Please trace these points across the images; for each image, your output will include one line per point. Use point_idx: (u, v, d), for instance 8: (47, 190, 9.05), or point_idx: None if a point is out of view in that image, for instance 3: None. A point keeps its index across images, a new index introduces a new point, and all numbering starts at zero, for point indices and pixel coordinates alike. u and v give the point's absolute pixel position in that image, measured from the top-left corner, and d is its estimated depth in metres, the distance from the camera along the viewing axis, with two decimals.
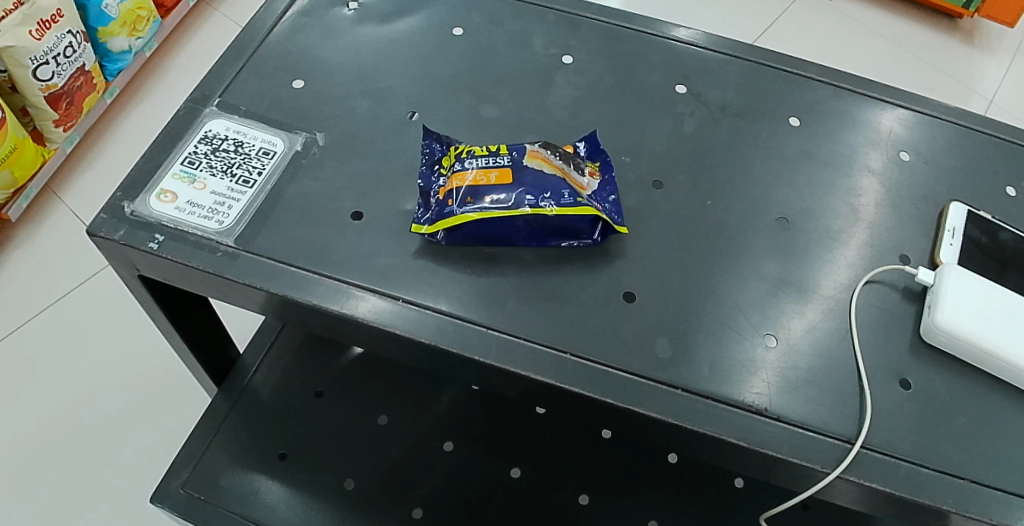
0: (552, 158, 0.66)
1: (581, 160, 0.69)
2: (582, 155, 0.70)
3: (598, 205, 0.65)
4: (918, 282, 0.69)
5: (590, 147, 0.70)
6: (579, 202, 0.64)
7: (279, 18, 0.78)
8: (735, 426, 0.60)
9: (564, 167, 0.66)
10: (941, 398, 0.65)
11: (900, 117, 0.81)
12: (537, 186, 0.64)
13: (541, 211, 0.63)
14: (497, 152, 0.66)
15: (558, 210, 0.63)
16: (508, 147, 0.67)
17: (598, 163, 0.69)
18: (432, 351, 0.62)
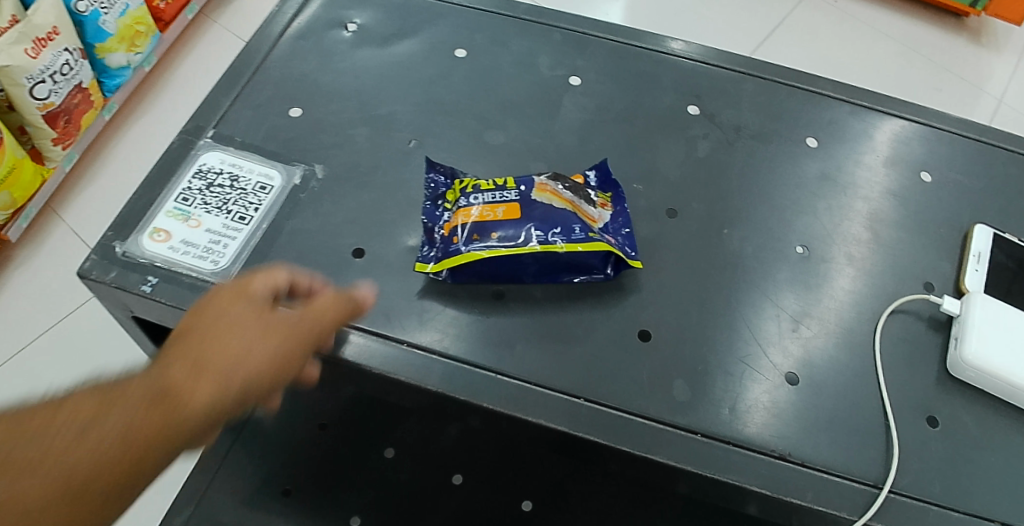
0: (562, 192, 0.64)
1: (591, 192, 0.66)
2: (592, 186, 0.67)
3: (610, 240, 0.63)
4: (944, 312, 0.66)
5: (601, 177, 0.67)
6: (590, 237, 0.61)
7: (275, 43, 0.76)
8: (757, 473, 0.57)
9: (574, 201, 0.64)
10: (971, 436, 0.62)
11: (922, 136, 0.77)
12: (546, 220, 0.61)
13: (551, 247, 0.60)
14: (504, 187, 0.64)
15: (567, 246, 0.60)
16: (515, 180, 0.64)
17: (609, 194, 0.67)
18: (439, 398, 0.59)
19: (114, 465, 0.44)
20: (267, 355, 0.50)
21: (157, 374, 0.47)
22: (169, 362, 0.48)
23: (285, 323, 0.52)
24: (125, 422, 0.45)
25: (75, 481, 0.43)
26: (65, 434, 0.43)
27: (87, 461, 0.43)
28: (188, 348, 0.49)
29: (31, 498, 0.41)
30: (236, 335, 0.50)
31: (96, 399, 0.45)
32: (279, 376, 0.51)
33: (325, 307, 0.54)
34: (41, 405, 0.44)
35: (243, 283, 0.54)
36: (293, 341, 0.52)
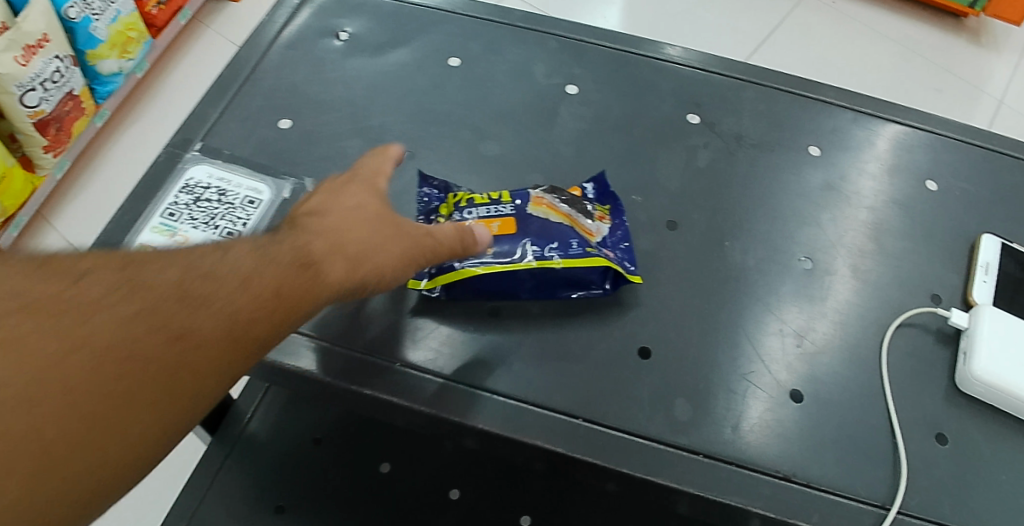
0: (558, 206, 0.63)
1: (588, 204, 0.65)
2: (590, 198, 0.65)
3: (608, 255, 0.61)
4: (951, 325, 0.64)
5: (599, 189, 0.66)
6: (588, 252, 0.60)
7: (264, 53, 0.74)
8: (762, 495, 0.56)
9: (571, 215, 0.63)
10: (981, 453, 0.60)
11: (928, 143, 0.76)
12: (542, 235, 0.61)
13: (547, 263, 0.60)
14: (499, 200, 0.63)
15: (565, 261, 0.60)
16: (511, 193, 0.64)
17: (607, 207, 0.65)
18: (433, 419, 0.57)
19: (270, 308, 0.48)
20: (393, 247, 0.54)
21: (302, 238, 0.51)
22: (314, 232, 0.52)
23: (407, 228, 0.55)
24: (281, 277, 0.49)
25: (239, 317, 0.47)
26: (235, 277, 0.48)
27: (250, 301, 0.47)
28: (323, 221, 0.53)
29: (207, 329, 0.46)
30: (364, 222, 0.54)
31: (257, 252, 0.50)
32: (400, 267, 0.54)
33: (443, 233, 0.57)
34: (213, 250, 0.49)
35: (370, 178, 0.58)
36: (416, 246, 0.55)
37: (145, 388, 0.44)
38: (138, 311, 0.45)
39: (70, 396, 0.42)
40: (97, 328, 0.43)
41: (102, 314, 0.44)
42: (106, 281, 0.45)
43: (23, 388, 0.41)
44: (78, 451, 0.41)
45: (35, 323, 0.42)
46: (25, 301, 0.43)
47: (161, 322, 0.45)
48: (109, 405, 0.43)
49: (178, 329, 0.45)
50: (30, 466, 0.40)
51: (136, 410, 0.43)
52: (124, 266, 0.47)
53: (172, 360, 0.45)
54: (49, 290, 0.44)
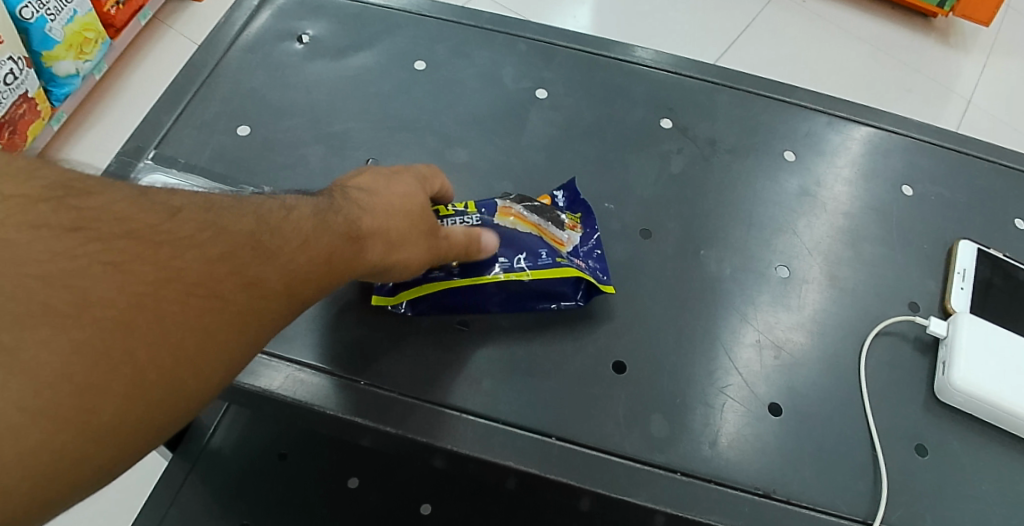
0: (528, 216, 0.61)
1: (560, 213, 0.63)
2: (562, 207, 0.64)
3: (580, 265, 0.59)
4: (930, 333, 0.64)
5: (569, 197, 0.64)
6: (557, 262, 0.59)
7: (222, 57, 0.71)
8: (742, 512, 0.54)
9: (542, 225, 0.61)
10: (961, 464, 0.59)
11: (903, 147, 0.75)
12: (511, 247, 0.59)
13: (516, 275, 0.58)
14: (466, 210, 0.60)
15: (534, 273, 0.58)
16: (477, 202, 0.61)
17: (578, 215, 0.63)
18: (401, 439, 0.55)
19: (322, 273, 0.46)
20: (423, 243, 0.53)
21: (355, 209, 0.49)
22: (367, 206, 0.50)
23: (436, 228, 0.54)
24: (337, 244, 0.47)
25: (301, 276, 0.44)
26: (300, 234, 0.45)
27: (310, 261, 0.45)
28: (374, 199, 0.51)
29: (277, 281, 0.43)
30: (409, 208, 0.52)
31: (318, 213, 0.47)
32: (416, 267, 0.53)
33: (461, 237, 0.56)
34: (278, 204, 0.46)
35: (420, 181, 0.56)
36: (435, 250, 0.54)
37: (219, 333, 0.40)
38: (222, 254, 0.41)
39: (161, 328, 0.38)
40: (187, 264, 0.40)
41: (192, 249, 0.40)
42: (192, 218, 0.41)
43: (117, 315, 0.36)
44: (159, 389, 0.37)
45: (131, 249, 0.38)
46: (117, 224, 0.38)
47: (240, 268, 0.42)
48: (192, 341, 0.39)
49: (253, 278, 0.42)
50: (110, 399, 0.35)
51: (213, 347, 0.40)
52: (206, 205, 0.43)
53: (247, 308, 0.41)
54: (141, 217, 0.39)
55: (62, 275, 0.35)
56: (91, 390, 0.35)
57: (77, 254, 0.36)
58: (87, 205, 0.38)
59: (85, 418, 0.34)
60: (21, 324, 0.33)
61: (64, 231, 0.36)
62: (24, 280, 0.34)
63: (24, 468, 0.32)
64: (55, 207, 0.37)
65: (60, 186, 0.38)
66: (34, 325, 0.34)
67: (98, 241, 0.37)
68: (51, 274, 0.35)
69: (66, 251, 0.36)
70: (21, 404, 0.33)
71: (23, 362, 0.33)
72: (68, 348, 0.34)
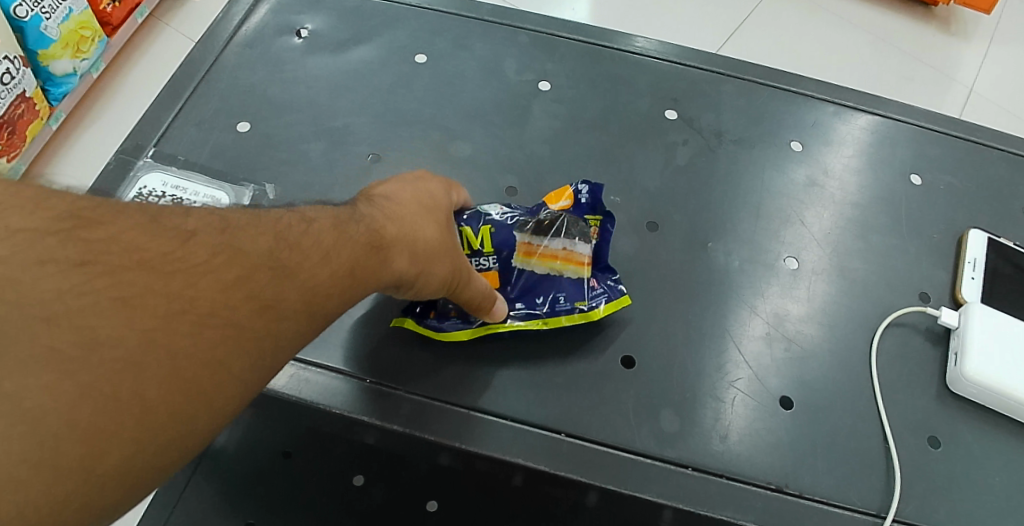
0: (548, 243, 0.58)
1: (581, 217, 0.60)
2: (584, 206, 0.60)
3: (598, 297, 0.58)
4: (941, 324, 0.63)
5: (591, 197, 0.60)
6: (577, 306, 0.58)
7: (220, 52, 0.70)
8: (755, 508, 0.53)
9: (564, 250, 0.58)
10: (974, 455, 0.58)
11: (910, 136, 0.74)
12: (528, 290, 0.58)
13: (532, 323, 0.57)
14: (480, 251, 0.59)
15: (552, 320, 0.57)
16: (492, 242, 0.59)
17: (598, 218, 0.60)
18: (408, 438, 0.55)
19: (344, 287, 0.44)
20: (448, 264, 0.51)
21: (379, 218, 0.48)
22: (394, 217, 0.49)
23: (459, 252, 0.53)
24: (358, 256, 0.46)
25: (320, 294, 0.43)
26: (319, 248, 0.44)
27: (330, 277, 0.44)
28: (400, 209, 0.50)
29: (296, 301, 0.42)
30: (435, 223, 0.51)
31: (339, 226, 0.46)
32: (435, 287, 0.52)
33: (482, 286, 0.54)
34: (297, 217, 0.45)
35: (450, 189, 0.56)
36: (456, 277, 0.53)
37: (235, 360, 0.38)
38: (238, 278, 0.39)
39: (172, 363, 0.36)
40: (200, 292, 0.38)
41: (206, 275, 0.38)
42: (206, 242, 0.39)
43: (126, 354, 0.35)
44: (172, 427, 0.36)
45: (141, 281, 0.36)
46: (128, 254, 0.37)
47: (257, 290, 0.40)
48: (205, 373, 0.37)
49: (271, 298, 0.40)
50: (118, 440, 0.34)
51: (228, 377, 0.38)
52: (221, 226, 0.41)
53: (264, 333, 0.40)
54: (151, 246, 0.37)
55: (69, 315, 0.34)
56: (101, 435, 0.33)
57: (82, 291, 0.34)
58: (96, 236, 0.36)
59: (90, 463, 0.33)
60: (24, 369, 0.32)
61: (71, 266, 0.35)
62: (30, 321, 0.33)
63: (27, 517, 0.31)
64: (63, 240, 0.35)
65: (69, 217, 0.36)
66: (39, 370, 0.32)
67: (104, 276, 0.35)
68: (54, 315, 0.33)
69: (72, 288, 0.34)
70: (22, 456, 0.31)
71: (25, 409, 0.31)
72: (72, 394, 0.33)
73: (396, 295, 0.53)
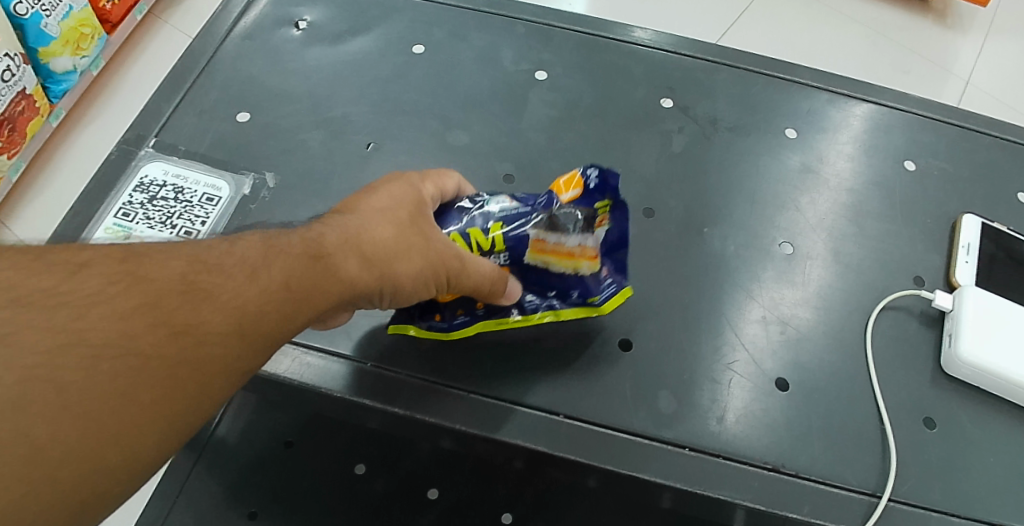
0: (565, 242, 0.55)
1: (590, 207, 0.55)
2: (592, 192, 0.56)
3: (608, 292, 0.58)
4: (935, 307, 0.63)
5: (601, 182, 0.56)
6: (588, 302, 0.57)
7: (219, 43, 0.71)
8: (752, 487, 0.54)
9: (581, 247, 0.55)
10: (968, 436, 0.59)
11: (903, 123, 0.75)
12: (540, 284, 0.57)
13: (545, 317, 0.58)
14: (492, 249, 0.55)
15: (564, 312, 0.58)
16: (504, 239, 0.55)
17: (608, 203, 0.56)
18: (409, 421, 0.55)
19: (280, 301, 0.44)
20: (422, 259, 0.51)
21: (316, 229, 0.48)
22: (334, 227, 0.49)
23: (436, 242, 0.51)
24: (294, 269, 0.45)
25: (250, 311, 0.43)
26: (241, 266, 0.44)
27: (258, 294, 0.44)
28: (348, 216, 0.50)
29: (217, 322, 0.42)
30: (395, 222, 0.50)
31: (267, 242, 0.46)
32: (422, 287, 0.52)
33: (483, 266, 0.53)
34: (218, 241, 0.45)
35: (428, 179, 0.55)
36: (447, 269, 0.52)
37: (142, 390, 0.39)
38: (141, 306, 0.40)
39: (64, 397, 0.37)
40: (94, 324, 0.38)
41: (99, 306, 0.39)
42: (101, 273, 0.40)
43: (7, 393, 0.35)
44: (72, 464, 0.36)
45: (26, 318, 0.37)
46: (7, 294, 0.37)
47: (165, 317, 0.40)
48: (106, 406, 0.38)
49: (186, 321, 0.41)
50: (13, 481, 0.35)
51: (134, 410, 0.38)
52: (122, 257, 0.42)
53: (177, 358, 0.40)
54: (38, 283, 0.39)
55: None
56: None
57: None
58: None
59: None
60: None
61: None
62: None
63: None
64: None
65: None
66: None
67: None
68: None
69: None
70: None
71: None
72: None
73: (386, 304, 0.53)
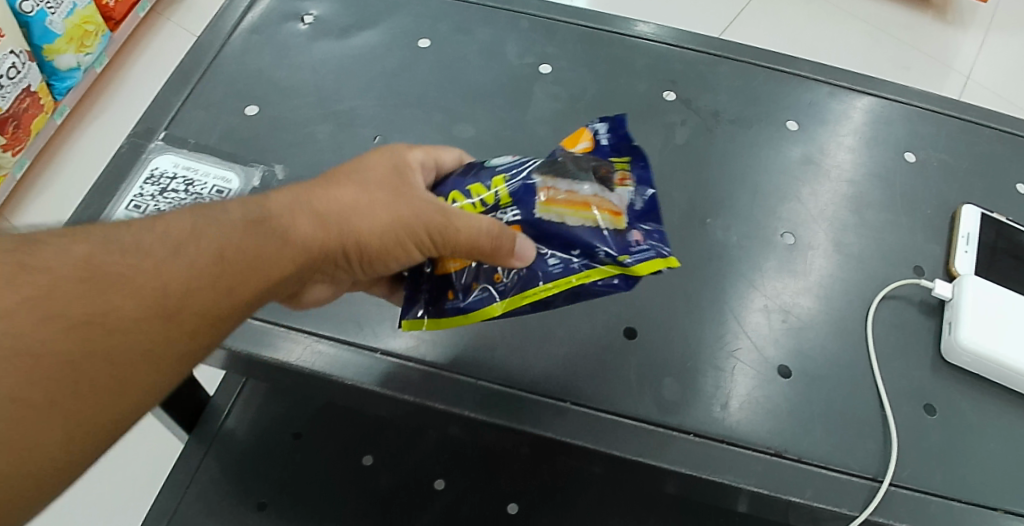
0: (577, 190, 0.52)
1: (604, 158, 0.56)
2: (606, 147, 0.56)
3: (645, 253, 0.50)
4: (935, 296, 0.64)
5: (614, 137, 0.57)
6: (618, 260, 0.50)
7: (227, 38, 0.72)
8: (755, 472, 0.55)
9: (597, 196, 0.52)
10: (968, 422, 0.60)
11: (902, 115, 0.75)
12: (563, 243, 0.51)
13: (567, 281, 0.50)
14: (498, 205, 0.54)
15: (590, 274, 0.50)
16: (510, 192, 0.53)
17: (625, 157, 0.56)
18: (418, 407, 0.56)
19: (201, 282, 0.47)
20: (390, 219, 0.52)
21: (258, 200, 0.51)
22: (283, 195, 0.52)
23: (409, 203, 0.53)
24: (221, 248, 0.48)
25: (166, 295, 0.46)
26: (158, 252, 0.47)
27: (176, 280, 0.46)
28: (314, 184, 0.53)
29: (126, 311, 0.45)
30: (360, 189, 0.53)
31: (195, 220, 0.49)
32: (398, 248, 0.53)
33: (479, 222, 0.51)
34: (141, 224, 0.48)
35: (430, 156, 0.57)
36: (431, 229, 0.52)
37: (51, 385, 0.42)
38: (46, 301, 0.43)
39: None
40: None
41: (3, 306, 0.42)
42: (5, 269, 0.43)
43: None
44: None
45: None
46: None
47: (71, 312, 0.43)
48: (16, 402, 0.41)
49: (99, 310, 0.44)
50: None
51: (44, 403, 0.42)
52: (32, 251, 0.45)
53: (84, 350, 0.43)
54: None
55: None
56: None
57: None
58: None
59: None
60: None
61: None
62: None
63: None
64: None
65: None
66: None
67: None
68: None
69: None
70: None
71: None
72: None
73: (371, 269, 0.54)
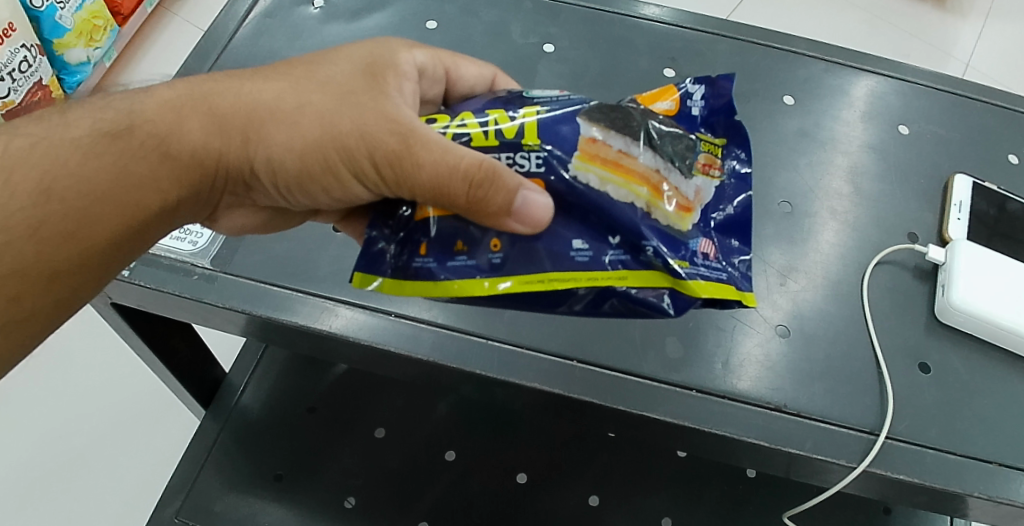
0: (634, 155, 0.52)
1: (695, 133, 0.56)
2: (698, 119, 0.57)
3: (715, 274, 0.52)
4: (929, 261, 0.67)
5: (711, 109, 0.57)
6: (665, 266, 0.51)
7: (241, 22, 0.74)
8: (754, 425, 0.57)
9: (649, 170, 0.52)
10: (962, 379, 0.62)
11: (895, 89, 0.78)
12: (598, 232, 0.52)
13: (598, 279, 0.52)
14: (524, 146, 0.51)
15: (626, 277, 0.52)
16: (541, 137, 0.51)
17: (723, 139, 0.58)
18: (431, 367, 0.59)
19: (21, 233, 0.50)
20: (317, 131, 0.53)
21: (148, 111, 0.54)
22: (179, 94, 0.54)
23: (355, 112, 0.52)
24: (47, 194, 0.50)
25: None
26: None
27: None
28: (256, 86, 0.54)
29: None
30: (294, 92, 0.54)
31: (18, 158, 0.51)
32: (326, 162, 0.53)
33: (458, 159, 0.50)
34: None
35: (437, 59, 0.59)
36: (371, 148, 0.52)
37: None
38: None
39: None
40: None
41: None
42: None
43: None
44: None
45: None
46: None
47: None
48: None
49: None
50: None
51: None
52: None
53: None
54: None
55: None
56: None
57: None
58: None
59: None
60: None
61: None
62: None
63: None
64: None
65: None
66: None
67: None
68: None
69: None
70: None
71: None
72: None
73: (303, 183, 0.55)
